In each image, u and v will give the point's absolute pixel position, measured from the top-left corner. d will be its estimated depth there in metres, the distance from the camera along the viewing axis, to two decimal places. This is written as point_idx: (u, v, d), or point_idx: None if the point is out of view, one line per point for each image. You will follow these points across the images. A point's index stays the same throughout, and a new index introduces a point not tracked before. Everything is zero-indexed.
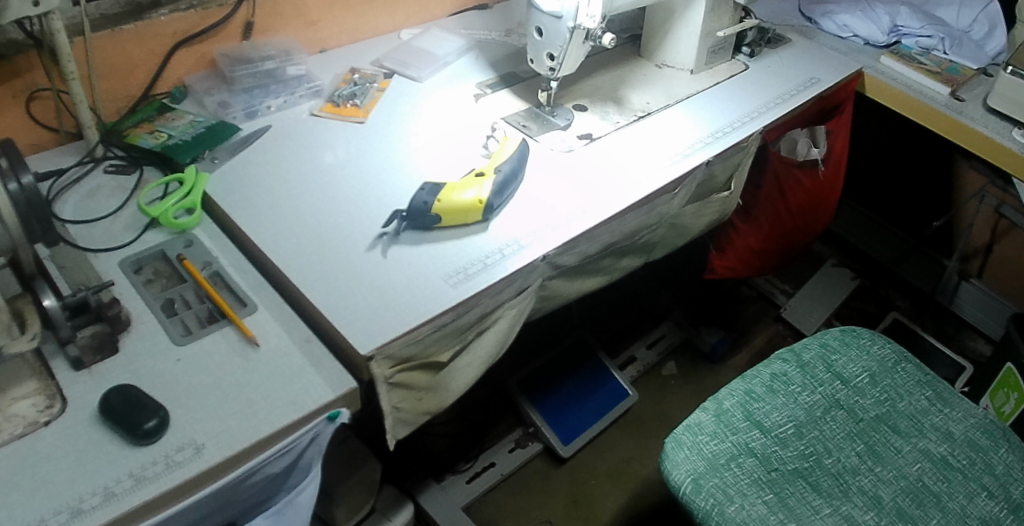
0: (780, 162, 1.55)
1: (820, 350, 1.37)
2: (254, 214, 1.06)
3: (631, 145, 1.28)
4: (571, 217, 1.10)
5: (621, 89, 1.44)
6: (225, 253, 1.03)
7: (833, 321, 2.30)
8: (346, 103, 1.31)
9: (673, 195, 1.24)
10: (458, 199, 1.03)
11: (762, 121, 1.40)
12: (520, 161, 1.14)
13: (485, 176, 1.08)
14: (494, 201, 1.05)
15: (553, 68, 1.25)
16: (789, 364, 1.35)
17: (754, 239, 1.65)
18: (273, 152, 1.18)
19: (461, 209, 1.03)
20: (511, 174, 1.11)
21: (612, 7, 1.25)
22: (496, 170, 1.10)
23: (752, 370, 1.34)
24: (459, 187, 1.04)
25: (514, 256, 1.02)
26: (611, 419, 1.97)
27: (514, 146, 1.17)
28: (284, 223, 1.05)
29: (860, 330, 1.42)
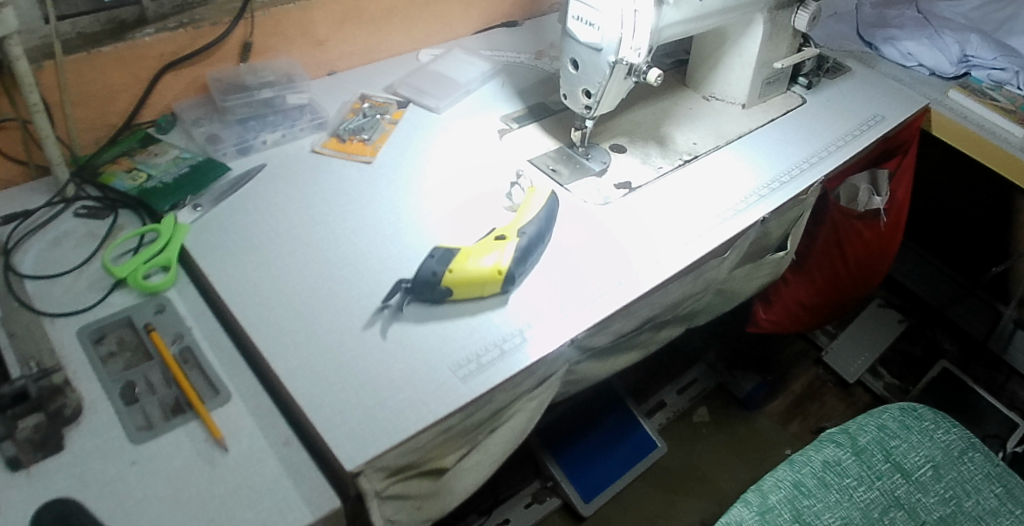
0: (839, 215, 1.36)
1: (877, 433, 1.19)
2: (238, 276, 0.92)
3: (674, 195, 1.12)
4: (605, 289, 0.94)
5: (664, 125, 1.27)
6: (202, 323, 0.88)
7: (877, 369, 2.13)
8: (353, 138, 1.16)
9: (723, 259, 1.07)
10: (473, 270, 0.87)
11: (827, 165, 1.22)
12: (547, 220, 0.98)
13: (506, 239, 0.92)
14: (515, 271, 0.90)
15: (589, 107, 1.08)
16: (842, 450, 1.16)
17: (804, 292, 1.47)
18: (266, 198, 1.04)
19: (477, 281, 0.87)
20: (537, 237, 0.94)
21: (659, 38, 1.06)
22: (519, 231, 0.94)
23: (800, 456, 1.15)
24: (475, 255, 0.89)
25: (538, 340, 0.86)
26: (638, 472, 1.82)
27: (542, 200, 1.00)
28: (273, 289, 0.91)
29: (921, 408, 1.24)
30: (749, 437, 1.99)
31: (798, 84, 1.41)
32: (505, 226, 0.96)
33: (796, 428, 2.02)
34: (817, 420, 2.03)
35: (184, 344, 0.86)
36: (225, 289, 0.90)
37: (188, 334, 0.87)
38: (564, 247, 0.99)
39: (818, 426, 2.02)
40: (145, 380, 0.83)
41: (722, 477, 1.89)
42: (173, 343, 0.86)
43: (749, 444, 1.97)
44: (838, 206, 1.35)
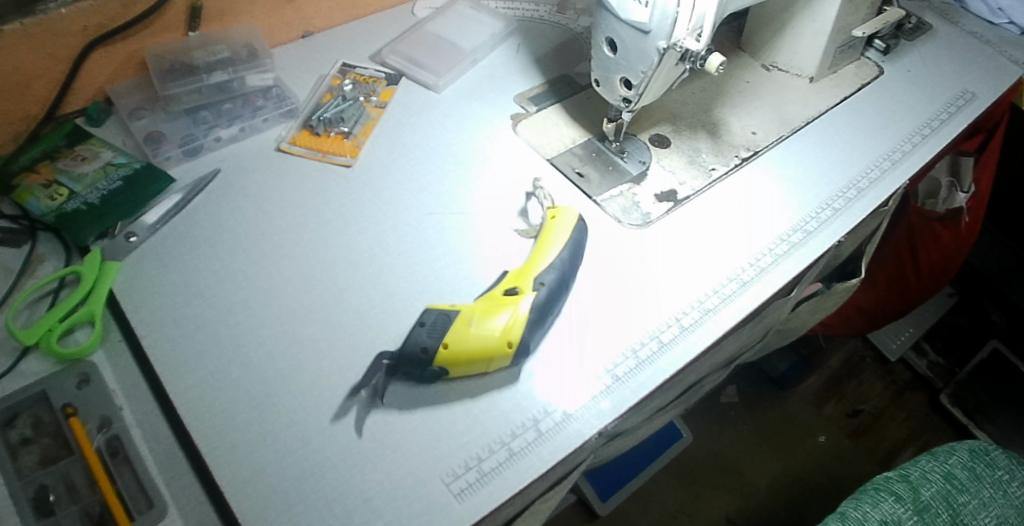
0: (917, 216, 1.15)
1: (942, 485, 1.00)
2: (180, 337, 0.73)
3: (729, 210, 0.89)
4: (641, 357, 0.74)
5: (715, 107, 1.01)
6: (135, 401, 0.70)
7: (922, 344, 1.76)
8: (330, 129, 0.94)
9: (787, 299, 0.86)
10: (474, 343, 0.68)
11: (915, 161, 0.97)
12: (572, 259, 0.77)
13: (518, 295, 0.72)
14: (529, 340, 0.70)
15: (629, 99, 0.82)
16: (902, 506, 0.97)
17: (865, 298, 1.27)
18: (217, 218, 0.83)
19: (479, 357, 0.68)
20: (557, 287, 0.74)
21: (723, 13, 0.81)
22: (535, 281, 0.73)
23: (851, 512, 0.97)
24: (477, 321, 0.69)
25: (556, 437, 0.67)
26: (662, 464, 1.57)
27: (568, 230, 0.78)
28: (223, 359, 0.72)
29: (993, 450, 1.04)
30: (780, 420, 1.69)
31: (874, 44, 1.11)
32: (519, 270, 0.75)
33: (832, 410, 1.71)
34: (854, 401, 1.71)
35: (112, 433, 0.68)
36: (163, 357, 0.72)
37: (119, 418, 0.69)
38: (592, 293, 0.78)
39: (856, 409, 1.70)
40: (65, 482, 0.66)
41: (753, 468, 1.62)
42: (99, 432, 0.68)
43: (781, 429, 1.67)
44: (916, 206, 1.15)
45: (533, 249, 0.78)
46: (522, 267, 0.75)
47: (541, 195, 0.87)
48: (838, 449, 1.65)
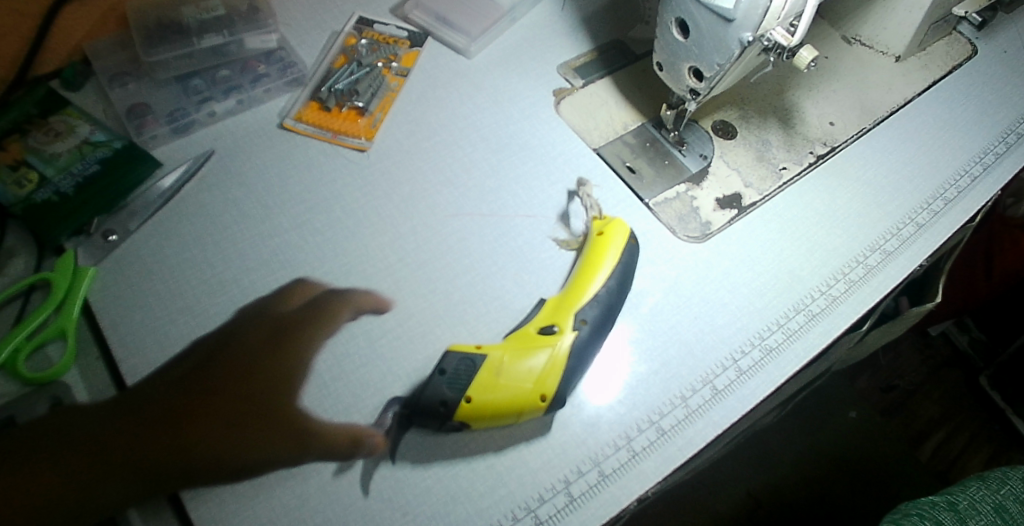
0: (999, 223, 1.06)
1: (992, 518, 0.77)
2: (222, 344, 0.64)
3: (800, 222, 0.76)
4: (692, 407, 0.64)
5: (788, 88, 0.86)
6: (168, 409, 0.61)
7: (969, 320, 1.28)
8: (342, 103, 0.79)
9: (857, 331, 0.75)
10: (501, 395, 0.58)
11: (1009, 167, 0.83)
12: (620, 288, 0.65)
13: (556, 335, 0.61)
14: (567, 390, 0.60)
15: (697, 92, 0.69)
16: None
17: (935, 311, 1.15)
18: (206, 212, 0.72)
19: (507, 411, 0.58)
20: (601, 325, 0.63)
21: None
22: (576, 318, 0.62)
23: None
24: (507, 369, 0.59)
25: (589, 504, 0.59)
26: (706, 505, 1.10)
27: (617, 252, 0.66)
28: (276, 372, 0.63)
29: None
30: (815, 402, 1.20)
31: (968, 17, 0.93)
32: (558, 301, 0.64)
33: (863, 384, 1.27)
34: (887, 373, 1.29)
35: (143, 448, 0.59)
36: (206, 365, 0.63)
37: (153, 430, 0.60)
38: (638, 325, 0.68)
39: (889, 384, 1.27)
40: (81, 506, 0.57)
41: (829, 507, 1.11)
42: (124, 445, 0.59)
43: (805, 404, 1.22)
44: (1000, 213, 1.06)
45: (575, 273, 0.66)
46: (562, 296, 0.64)
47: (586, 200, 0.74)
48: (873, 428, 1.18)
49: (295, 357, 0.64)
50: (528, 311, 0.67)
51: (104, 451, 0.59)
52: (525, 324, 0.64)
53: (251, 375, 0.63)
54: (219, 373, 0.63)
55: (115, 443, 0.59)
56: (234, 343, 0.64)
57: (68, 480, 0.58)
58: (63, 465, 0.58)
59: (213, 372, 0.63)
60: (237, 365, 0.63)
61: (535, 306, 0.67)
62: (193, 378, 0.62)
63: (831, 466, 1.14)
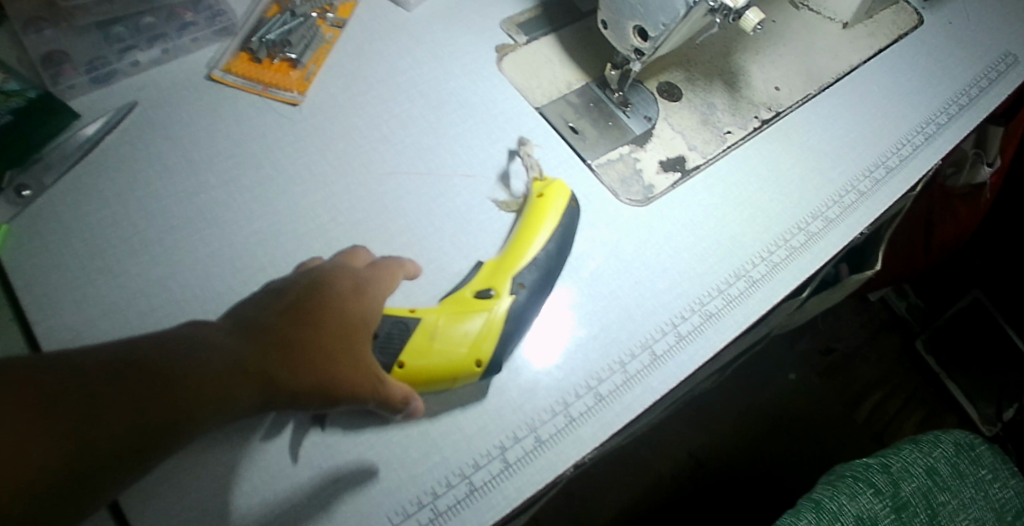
0: (940, 193, 1.07)
1: (923, 481, 0.80)
2: (283, 287, 0.55)
3: (744, 188, 0.76)
4: (630, 373, 0.64)
5: (734, 51, 0.85)
6: (221, 357, 0.48)
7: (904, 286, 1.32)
8: (274, 55, 0.75)
9: (797, 298, 0.76)
10: (436, 360, 0.57)
11: (950, 138, 0.84)
12: (560, 252, 0.64)
13: (493, 298, 0.60)
14: (502, 354, 0.59)
15: (642, 52, 0.68)
16: (880, 502, 0.78)
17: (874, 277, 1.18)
18: (130, 169, 0.69)
19: (441, 376, 0.58)
20: (539, 289, 0.62)
21: None
22: (513, 282, 0.61)
23: (826, 502, 0.77)
24: (442, 333, 0.58)
25: (525, 469, 0.59)
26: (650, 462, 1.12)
27: (557, 215, 0.65)
28: (338, 318, 0.55)
29: (979, 444, 0.84)
30: (758, 364, 1.22)
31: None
32: (496, 264, 0.63)
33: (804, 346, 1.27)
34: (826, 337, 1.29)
35: (167, 406, 0.44)
36: (263, 304, 0.53)
37: (199, 381, 0.46)
38: (579, 289, 0.67)
39: (829, 346, 1.28)
40: (97, 467, 0.42)
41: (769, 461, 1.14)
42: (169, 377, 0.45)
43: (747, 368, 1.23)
44: (940, 183, 1.07)
45: (514, 236, 0.65)
46: (500, 259, 0.63)
47: (529, 162, 0.73)
48: (810, 390, 1.22)
49: (363, 303, 0.57)
50: (466, 274, 0.66)
51: (116, 408, 0.43)
52: (461, 287, 0.63)
53: (330, 316, 0.54)
54: (279, 314, 0.53)
55: (140, 374, 0.44)
56: (290, 289, 0.55)
57: (65, 450, 0.41)
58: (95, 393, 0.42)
59: (261, 312, 0.53)
60: (303, 306, 0.54)
61: (472, 270, 0.66)
62: (253, 328, 0.51)
63: (768, 428, 1.17)
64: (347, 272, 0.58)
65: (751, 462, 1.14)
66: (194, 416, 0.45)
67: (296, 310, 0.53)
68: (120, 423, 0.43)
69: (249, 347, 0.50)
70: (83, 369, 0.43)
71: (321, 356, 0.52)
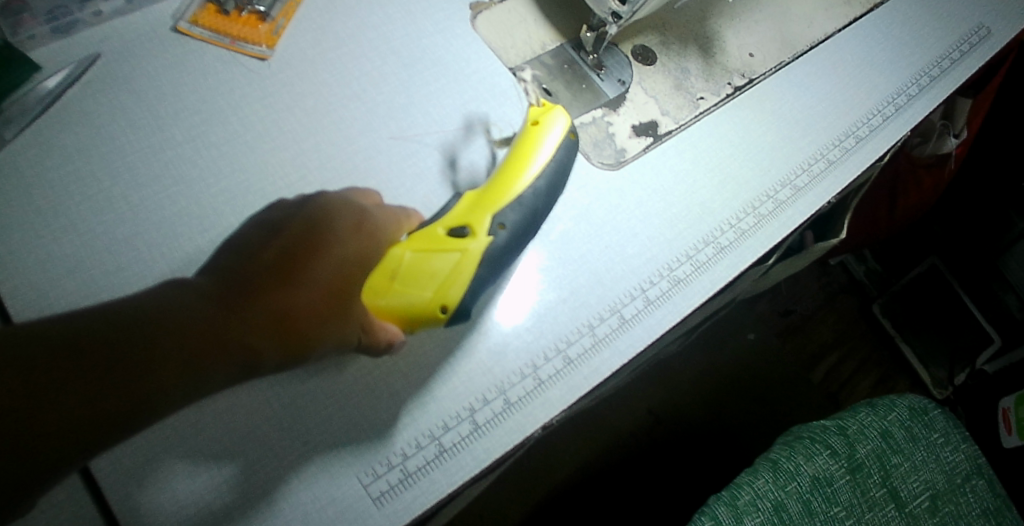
0: (906, 163, 1.10)
1: (877, 443, 0.83)
2: (280, 223, 0.56)
3: (714, 155, 0.77)
4: (598, 336, 0.65)
5: (710, 16, 0.85)
6: (205, 313, 0.49)
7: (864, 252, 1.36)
8: (241, 7, 0.72)
9: (763, 264, 0.77)
10: (402, 299, 0.56)
11: (919, 110, 0.85)
12: (551, 191, 0.62)
13: (467, 239, 0.58)
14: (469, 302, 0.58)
15: (620, 15, 0.68)
16: (835, 463, 0.81)
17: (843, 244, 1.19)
18: (90, 123, 0.67)
19: (405, 316, 0.56)
20: (521, 231, 0.60)
21: None
22: (493, 222, 0.59)
23: (784, 462, 0.81)
24: (411, 271, 0.56)
25: (493, 431, 0.60)
26: (614, 425, 1.14)
27: (552, 146, 0.62)
28: (338, 265, 0.55)
29: (932, 409, 0.87)
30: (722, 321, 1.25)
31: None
32: (477, 197, 0.60)
33: (764, 308, 1.33)
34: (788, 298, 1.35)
35: (131, 373, 0.46)
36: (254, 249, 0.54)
37: (176, 348, 0.47)
38: (548, 254, 0.68)
39: (788, 308, 1.34)
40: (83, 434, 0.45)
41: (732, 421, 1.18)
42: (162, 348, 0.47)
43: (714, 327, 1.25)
44: (907, 153, 1.09)
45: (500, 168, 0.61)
46: (480, 193, 0.60)
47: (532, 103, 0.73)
48: (768, 349, 1.26)
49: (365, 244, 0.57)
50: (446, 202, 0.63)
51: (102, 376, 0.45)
52: (437, 218, 0.60)
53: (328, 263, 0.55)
54: (277, 260, 0.54)
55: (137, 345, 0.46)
56: (288, 226, 0.56)
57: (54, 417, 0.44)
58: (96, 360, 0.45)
59: (249, 264, 0.53)
60: (295, 251, 0.54)
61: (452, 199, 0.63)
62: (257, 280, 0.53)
63: (724, 385, 1.20)
64: (352, 207, 0.58)
65: (710, 418, 1.17)
66: (170, 380, 0.47)
67: (286, 256, 0.54)
68: (80, 400, 0.44)
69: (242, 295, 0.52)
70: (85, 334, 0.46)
71: (310, 309, 0.53)
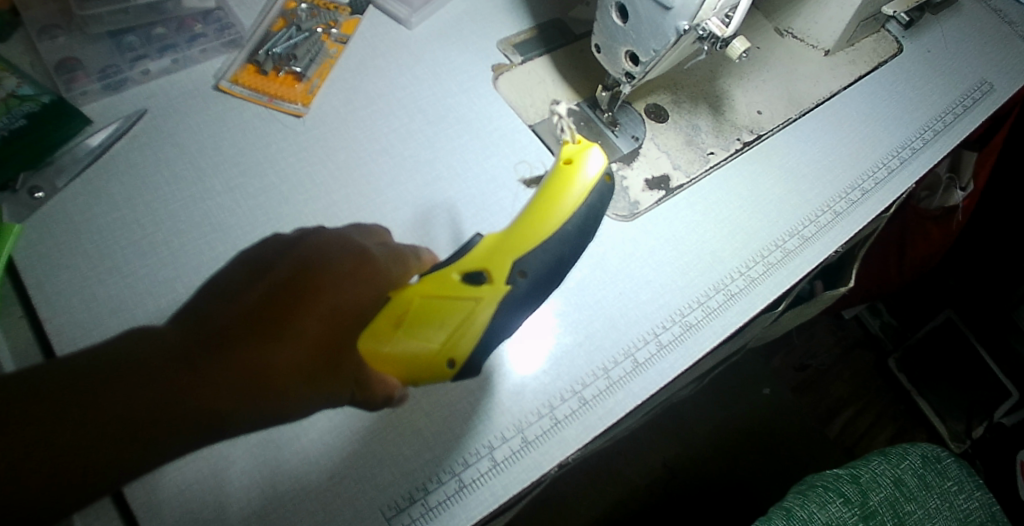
0: (913, 215, 1.12)
1: (891, 491, 0.84)
2: (271, 263, 0.53)
3: (724, 207, 0.80)
4: (613, 379, 0.67)
5: (720, 76, 0.89)
6: (179, 368, 0.47)
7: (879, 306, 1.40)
8: (279, 68, 0.78)
9: (774, 310, 0.80)
10: (411, 343, 0.53)
11: (923, 163, 0.89)
12: (578, 240, 0.60)
13: (485, 285, 0.55)
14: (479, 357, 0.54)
15: (632, 75, 0.72)
16: (849, 511, 0.81)
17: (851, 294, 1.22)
18: (137, 173, 0.72)
19: (411, 366, 0.53)
20: (541, 287, 0.57)
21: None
22: (515, 268, 0.56)
23: (797, 510, 0.81)
24: (424, 314, 0.53)
25: (512, 468, 0.62)
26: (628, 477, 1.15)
27: (581, 194, 0.61)
28: (326, 314, 0.52)
29: (945, 457, 0.88)
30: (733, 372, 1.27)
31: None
32: (501, 240, 0.57)
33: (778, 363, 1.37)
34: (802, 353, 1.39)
35: (108, 434, 0.45)
36: (241, 293, 0.52)
37: (149, 406, 0.46)
38: (564, 299, 0.71)
39: (804, 363, 1.38)
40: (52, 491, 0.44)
41: (749, 474, 1.17)
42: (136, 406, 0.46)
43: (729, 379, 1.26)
44: (914, 206, 1.11)
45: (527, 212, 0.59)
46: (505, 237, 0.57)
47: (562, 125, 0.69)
48: (784, 403, 1.26)
49: (358, 292, 0.54)
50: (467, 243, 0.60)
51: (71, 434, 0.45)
52: (455, 260, 0.57)
53: (315, 315, 0.51)
54: (261, 306, 0.51)
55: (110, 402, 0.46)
56: (280, 267, 0.53)
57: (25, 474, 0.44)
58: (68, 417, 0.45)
59: (232, 312, 0.51)
60: (284, 297, 0.51)
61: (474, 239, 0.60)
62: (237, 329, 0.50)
63: (739, 438, 1.21)
64: (347, 249, 0.54)
65: (725, 471, 1.17)
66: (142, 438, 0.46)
67: (274, 304, 0.51)
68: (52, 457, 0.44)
69: (218, 348, 0.49)
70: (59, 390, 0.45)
71: (293, 365, 0.50)
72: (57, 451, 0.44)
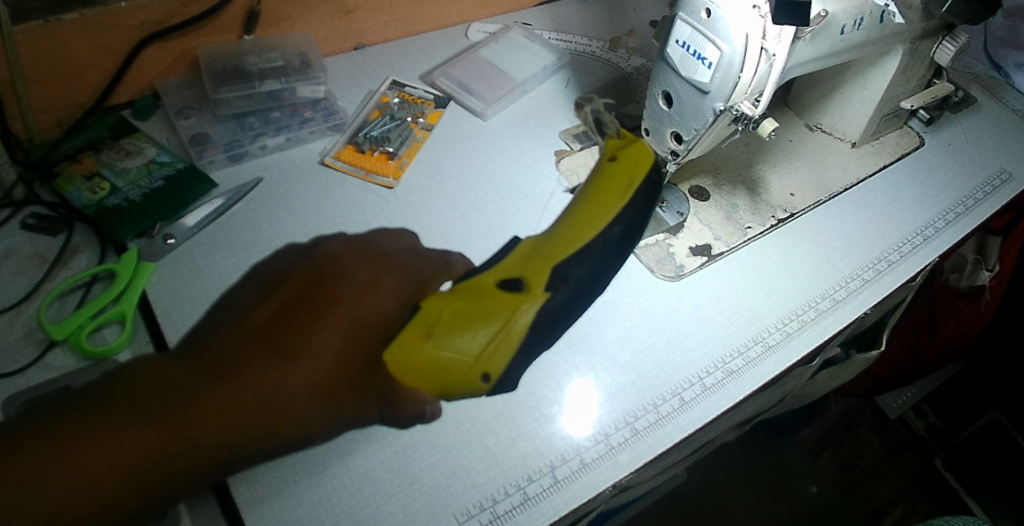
0: (941, 292, 1.17)
1: None
2: (285, 276, 0.56)
3: (760, 273, 0.89)
4: (662, 413, 0.74)
5: (756, 163, 0.99)
6: (209, 378, 0.51)
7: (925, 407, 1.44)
8: (375, 148, 0.92)
9: (809, 365, 0.87)
10: (447, 352, 0.53)
11: (946, 240, 0.97)
12: (619, 248, 0.61)
13: (521, 293, 0.55)
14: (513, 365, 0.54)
15: (677, 152, 0.83)
16: None
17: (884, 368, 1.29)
18: (254, 227, 0.85)
19: (447, 373, 0.53)
20: (582, 295, 0.59)
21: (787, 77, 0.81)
22: (553, 276, 0.57)
23: None
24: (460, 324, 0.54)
25: (571, 485, 0.68)
26: None
27: (616, 206, 0.61)
28: (345, 324, 0.54)
29: None
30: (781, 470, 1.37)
31: (946, 41, 0.95)
32: (533, 250, 0.59)
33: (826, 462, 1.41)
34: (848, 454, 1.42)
35: (154, 440, 0.50)
36: (255, 310, 0.54)
37: (185, 412, 0.50)
38: (618, 342, 0.79)
39: (850, 463, 1.41)
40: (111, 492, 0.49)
41: None
42: (177, 412, 0.50)
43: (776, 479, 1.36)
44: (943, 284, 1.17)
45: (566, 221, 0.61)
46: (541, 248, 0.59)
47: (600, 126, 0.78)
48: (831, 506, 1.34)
49: (376, 304, 0.56)
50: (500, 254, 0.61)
51: (121, 441, 0.49)
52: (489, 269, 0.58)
53: (332, 325, 0.54)
54: (281, 318, 0.54)
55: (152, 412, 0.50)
56: (295, 280, 0.56)
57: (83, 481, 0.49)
58: (118, 427, 0.49)
59: (250, 323, 0.53)
60: (302, 310, 0.54)
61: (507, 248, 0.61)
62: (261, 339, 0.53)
63: None
64: (363, 263, 0.57)
65: None
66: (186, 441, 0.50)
67: (289, 316, 0.54)
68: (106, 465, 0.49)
69: (244, 359, 0.52)
70: (106, 405, 0.50)
71: (318, 372, 0.53)
72: (113, 457, 0.49)
